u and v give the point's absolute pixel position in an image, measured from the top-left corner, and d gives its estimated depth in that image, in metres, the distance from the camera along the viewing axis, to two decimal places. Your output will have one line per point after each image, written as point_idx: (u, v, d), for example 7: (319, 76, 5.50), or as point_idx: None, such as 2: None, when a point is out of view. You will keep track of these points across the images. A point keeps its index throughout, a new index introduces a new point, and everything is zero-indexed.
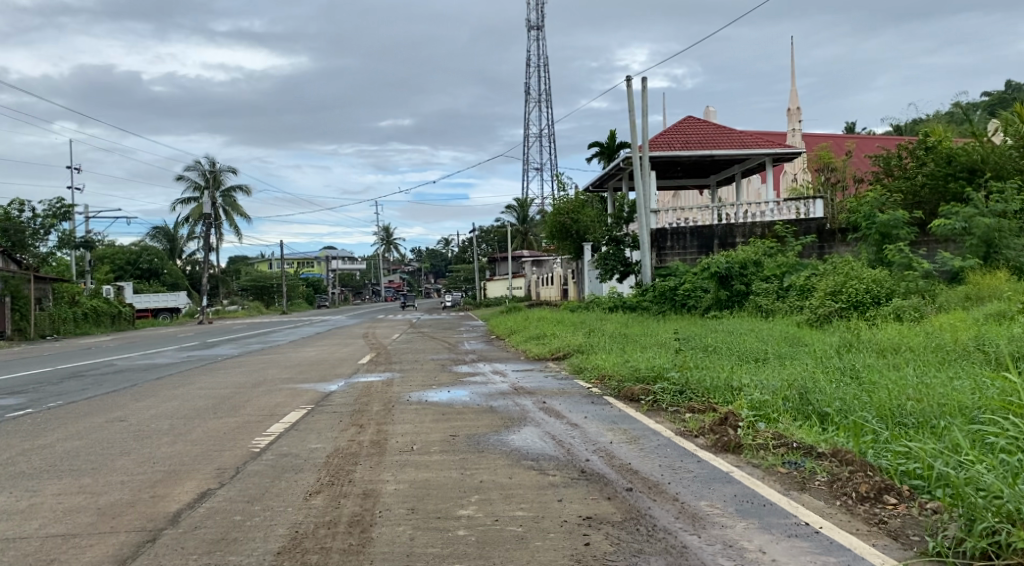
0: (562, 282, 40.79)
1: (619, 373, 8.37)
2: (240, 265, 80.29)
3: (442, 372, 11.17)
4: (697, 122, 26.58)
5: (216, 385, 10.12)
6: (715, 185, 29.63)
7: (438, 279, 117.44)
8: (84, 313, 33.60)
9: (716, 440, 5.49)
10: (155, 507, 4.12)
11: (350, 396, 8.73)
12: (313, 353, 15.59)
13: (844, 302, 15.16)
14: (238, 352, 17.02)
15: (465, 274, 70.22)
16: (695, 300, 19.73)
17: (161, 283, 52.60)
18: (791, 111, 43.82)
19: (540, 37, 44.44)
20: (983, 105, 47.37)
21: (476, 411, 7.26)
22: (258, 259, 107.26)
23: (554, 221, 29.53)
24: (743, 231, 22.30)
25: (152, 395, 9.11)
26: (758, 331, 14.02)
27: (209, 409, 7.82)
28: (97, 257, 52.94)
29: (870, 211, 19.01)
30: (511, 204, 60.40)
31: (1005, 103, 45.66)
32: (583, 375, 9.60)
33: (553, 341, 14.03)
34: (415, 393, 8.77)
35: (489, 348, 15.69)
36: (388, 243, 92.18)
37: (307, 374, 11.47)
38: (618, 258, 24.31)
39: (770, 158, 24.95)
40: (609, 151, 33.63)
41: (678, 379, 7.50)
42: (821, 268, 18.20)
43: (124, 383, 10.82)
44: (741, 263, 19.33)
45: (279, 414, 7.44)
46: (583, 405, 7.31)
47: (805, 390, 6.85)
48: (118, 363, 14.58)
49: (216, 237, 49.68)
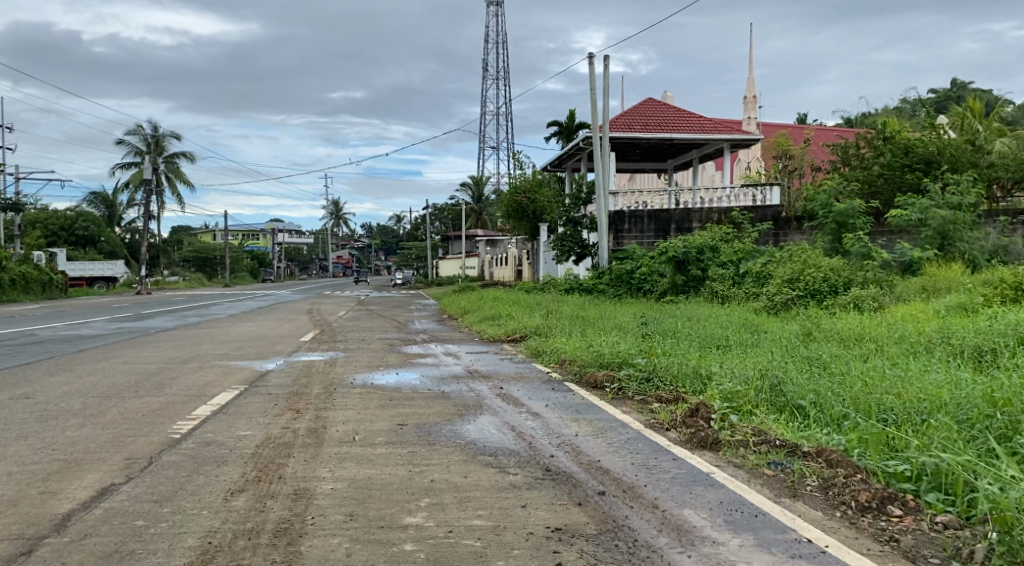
0: (516, 263, 40.32)
1: (581, 358, 7.88)
2: (183, 235, 77.61)
3: (392, 352, 10.53)
4: (657, 105, 26.26)
5: (143, 361, 9.28)
6: (672, 169, 29.42)
7: (390, 256, 115.91)
8: (11, 279, 31.68)
9: (690, 435, 5.03)
10: (39, 508, 3.41)
11: (289, 376, 8.03)
12: (253, 329, 14.70)
13: (802, 290, 15.03)
14: (174, 325, 16.03)
15: (417, 251, 69.10)
16: (651, 284, 19.58)
17: (98, 251, 50.25)
18: (747, 100, 44.10)
19: (499, 14, 43.60)
20: (931, 102, 48.38)
21: (427, 396, 6.67)
22: (202, 229, 103.85)
23: (509, 200, 28.95)
24: (699, 216, 21.96)
25: (68, 370, 8.25)
26: (718, 317, 13.75)
27: (129, 387, 7.04)
28: (28, 221, 50.20)
29: (827, 200, 18.94)
30: (467, 183, 59.59)
31: (948, 100, 47.00)
32: (542, 358, 9.09)
33: (508, 322, 13.52)
34: (359, 375, 8.12)
35: (442, 328, 15.09)
36: (339, 217, 90.35)
37: (245, 351, 10.70)
38: (575, 240, 24.05)
39: (728, 144, 24.80)
40: (568, 131, 33.18)
41: (645, 365, 7.05)
42: (778, 255, 18.04)
43: (40, 355, 9.88)
44: (698, 248, 19.09)
45: (207, 395, 6.71)
46: (542, 392, 6.79)
47: (778, 380, 6.48)
48: (39, 333, 13.47)
49: (158, 205, 47.57)
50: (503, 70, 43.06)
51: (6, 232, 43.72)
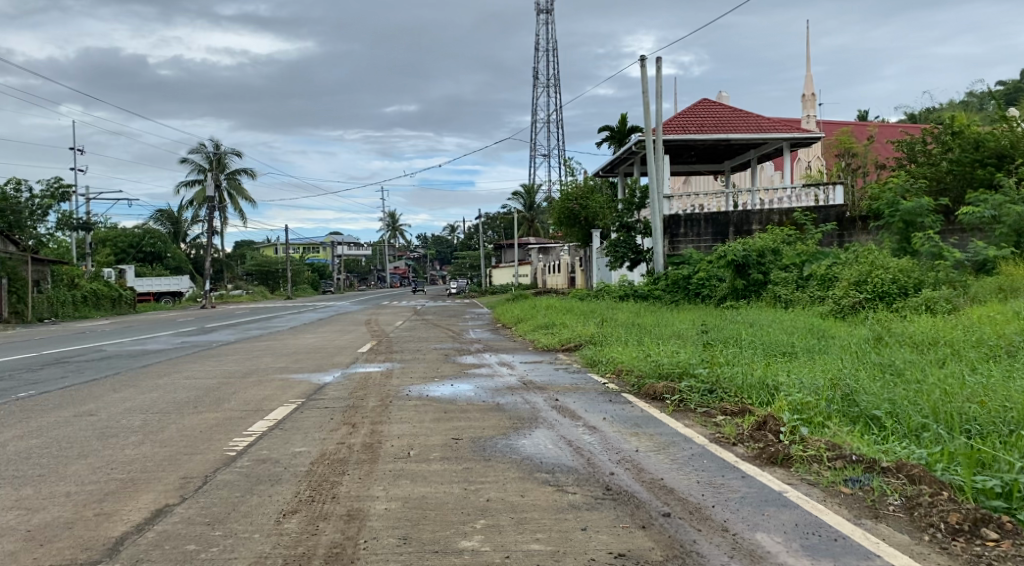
0: (570, 270, 40.04)
1: (639, 368, 7.64)
2: (245, 249, 79.90)
3: (447, 363, 10.46)
4: (712, 105, 25.72)
5: (203, 375, 9.44)
6: (729, 171, 28.77)
7: (444, 266, 116.88)
8: (83, 296, 33.06)
9: (759, 451, 4.75)
10: (95, 531, 3.41)
11: (345, 389, 8.02)
12: (311, 341, 14.87)
13: (870, 293, 14.39)
14: (234, 338, 16.36)
15: (471, 260, 69.42)
16: (709, 289, 19.10)
17: (164, 267, 52.11)
18: (805, 98, 42.93)
19: (548, 21, 43.57)
20: (1002, 93, 46.19)
21: (482, 409, 6.55)
22: (262, 243, 106.72)
23: (562, 207, 28.76)
24: (759, 218, 21.46)
25: (131, 386, 8.43)
26: (781, 323, 13.28)
27: (189, 403, 7.13)
28: (99, 239, 52.43)
29: (893, 198, 18.16)
30: (518, 191, 59.64)
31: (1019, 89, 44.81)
32: (599, 369, 8.87)
33: (563, 331, 13.31)
34: (415, 386, 8.06)
35: (496, 338, 14.99)
36: (393, 228, 91.62)
37: (302, 364, 10.80)
38: (629, 245, 23.55)
39: (787, 143, 24.10)
40: (620, 135, 32.83)
41: (707, 376, 6.76)
42: (843, 257, 17.37)
43: (107, 370, 10.16)
44: (759, 252, 18.58)
45: (264, 410, 6.74)
46: (600, 404, 6.60)
47: (851, 390, 6.10)
48: (107, 348, 13.90)
49: (220, 221, 49.04)
50: (553, 78, 42.98)
51: (79, 251, 45.76)
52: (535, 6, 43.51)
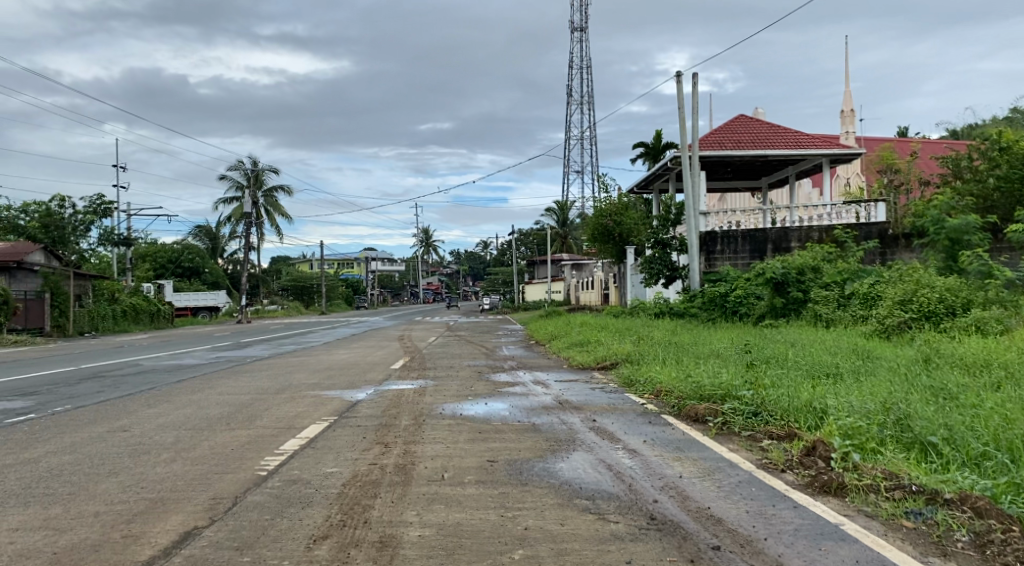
0: (603, 287, 39.71)
1: (679, 389, 7.40)
2: (280, 265, 81.10)
3: (480, 381, 10.31)
4: (750, 121, 25.36)
5: (237, 391, 9.43)
6: (766, 187, 28.31)
7: (477, 282, 117.12)
8: (123, 310, 33.76)
9: (811, 479, 4.49)
10: (122, 554, 3.32)
11: (377, 406, 7.91)
12: (344, 357, 14.85)
13: (915, 312, 13.90)
14: (268, 354, 16.43)
15: (503, 276, 69.40)
16: (747, 307, 18.68)
17: (202, 282, 53.06)
18: (844, 113, 42.17)
19: (582, 39, 43.62)
20: None
21: (517, 429, 6.37)
22: (298, 259, 108.12)
23: (596, 223, 28.54)
24: (798, 236, 21.03)
25: (165, 401, 8.46)
26: (823, 342, 12.88)
27: (221, 420, 7.12)
28: (140, 255, 53.64)
29: (938, 215, 17.58)
30: (552, 207, 59.56)
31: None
32: (637, 389, 8.64)
33: (598, 349, 13.06)
34: (448, 405, 7.92)
35: (530, 355, 14.80)
36: (427, 244, 92.12)
37: (335, 380, 10.74)
38: (664, 262, 23.36)
39: (828, 159, 23.63)
40: (655, 151, 32.59)
41: (751, 399, 6.49)
42: (887, 275, 16.85)
43: (142, 385, 10.25)
44: (798, 269, 18.15)
45: (296, 428, 6.69)
46: (639, 426, 6.36)
47: (904, 414, 5.76)
48: (143, 363, 14.06)
49: (257, 237, 49.77)
50: (587, 95, 42.94)
51: (120, 266, 46.85)
52: (569, 24, 43.63)
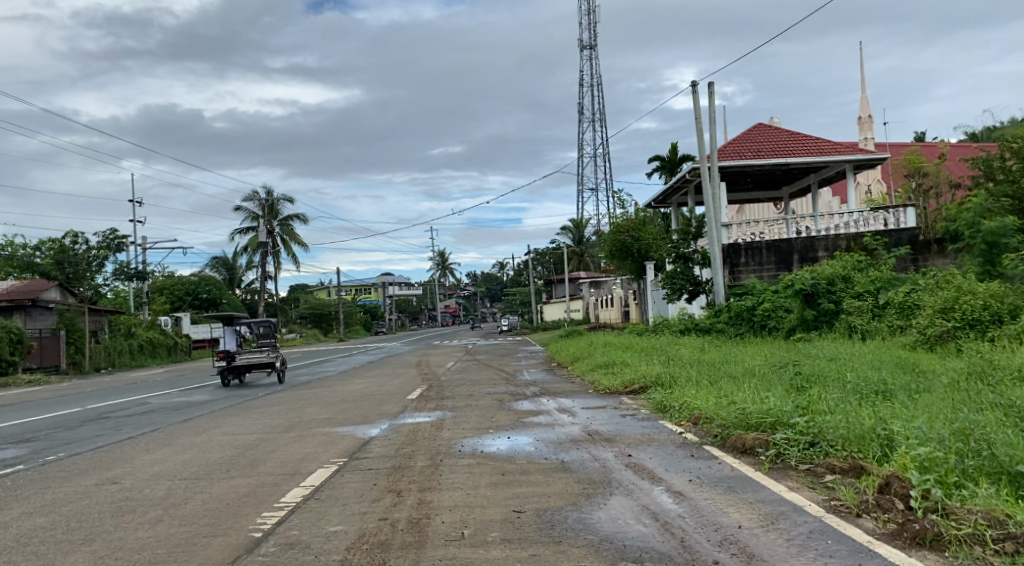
0: (623, 304, 39.07)
1: (722, 417, 6.72)
2: (298, 293, 81.28)
3: (503, 410, 9.67)
4: (769, 130, 24.73)
5: (244, 430, 8.91)
6: (788, 197, 27.66)
7: (494, 303, 116.79)
8: (139, 344, 33.55)
9: (897, 527, 3.78)
10: None
11: (391, 444, 7.29)
12: (360, 387, 14.29)
13: (958, 321, 13.04)
14: (282, 386, 15.92)
15: (521, 297, 68.86)
16: (777, 321, 18.04)
17: (220, 313, 53.06)
18: (862, 119, 41.37)
19: (592, 57, 43.37)
20: None
21: (545, 469, 5.71)
22: (315, 286, 108.22)
23: (614, 240, 27.95)
24: (826, 244, 20.24)
25: (166, 446, 7.94)
26: (863, 356, 12.09)
27: (220, 468, 6.58)
28: (157, 287, 53.78)
29: (973, 218, 16.73)
30: (567, 225, 58.98)
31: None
32: (673, 416, 7.98)
33: (624, 371, 12.36)
34: (468, 440, 7.28)
35: (552, 380, 14.11)
36: (443, 267, 91.87)
37: (348, 414, 10.17)
38: (686, 276, 22.48)
39: (852, 165, 22.91)
40: (671, 165, 32.05)
41: (806, 426, 5.79)
42: (922, 283, 15.99)
43: (147, 427, 9.76)
44: (828, 280, 17.33)
45: (300, 474, 6.10)
46: (680, 462, 5.70)
47: (985, 440, 4.97)
48: (152, 400, 13.61)
49: (274, 266, 49.65)
50: (599, 112, 42.60)
51: (137, 300, 46.88)
52: (579, 42, 43.44)
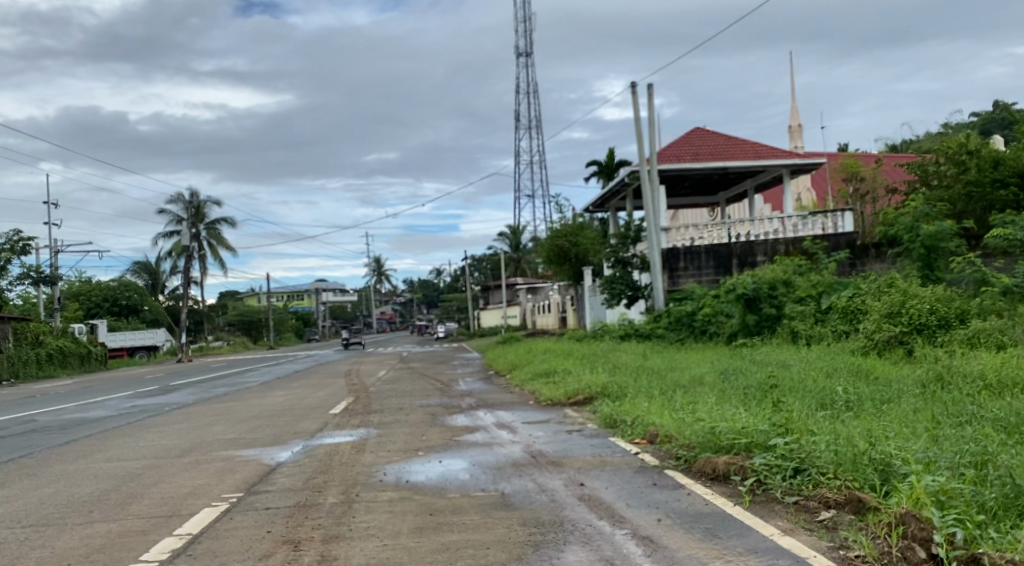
0: (561, 310, 38.59)
1: (688, 435, 5.93)
2: (226, 299, 77.97)
3: (435, 426, 8.60)
4: (706, 133, 24.44)
5: (132, 455, 7.50)
6: (725, 203, 27.51)
7: (430, 310, 115.43)
8: (46, 353, 30.91)
9: None
10: None
11: (299, 474, 6.09)
12: (279, 401, 12.93)
13: (906, 326, 12.67)
14: (194, 400, 14.37)
15: (458, 303, 67.82)
16: (718, 326, 17.56)
17: (139, 320, 49.99)
18: (792, 128, 42.25)
19: (528, 63, 42.91)
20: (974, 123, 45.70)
21: (483, 507, 4.68)
22: (243, 292, 104.34)
23: (551, 245, 27.21)
24: (765, 249, 20.00)
25: (27, 475, 6.46)
26: (814, 363, 11.58)
27: (81, 506, 5.10)
28: (69, 293, 50.22)
29: (911, 223, 16.57)
30: (503, 231, 58.36)
31: (998, 102, 44.42)
32: (624, 432, 7.11)
33: (567, 381, 11.46)
34: (390, 468, 6.18)
35: (489, 390, 13.17)
36: (378, 273, 89.82)
37: (259, 434, 8.87)
38: (626, 282, 21.70)
39: (789, 170, 22.76)
40: (609, 170, 31.63)
41: (789, 451, 5.03)
42: (865, 287, 15.70)
43: (17, 451, 8.15)
44: (770, 284, 16.92)
45: (180, 517, 4.74)
46: (645, 495, 4.84)
47: (999, 465, 4.28)
48: (39, 418, 11.89)
49: (198, 270, 47.08)
50: (535, 118, 42.16)
51: (45, 305, 43.46)
52: (514, 48, 42.88)
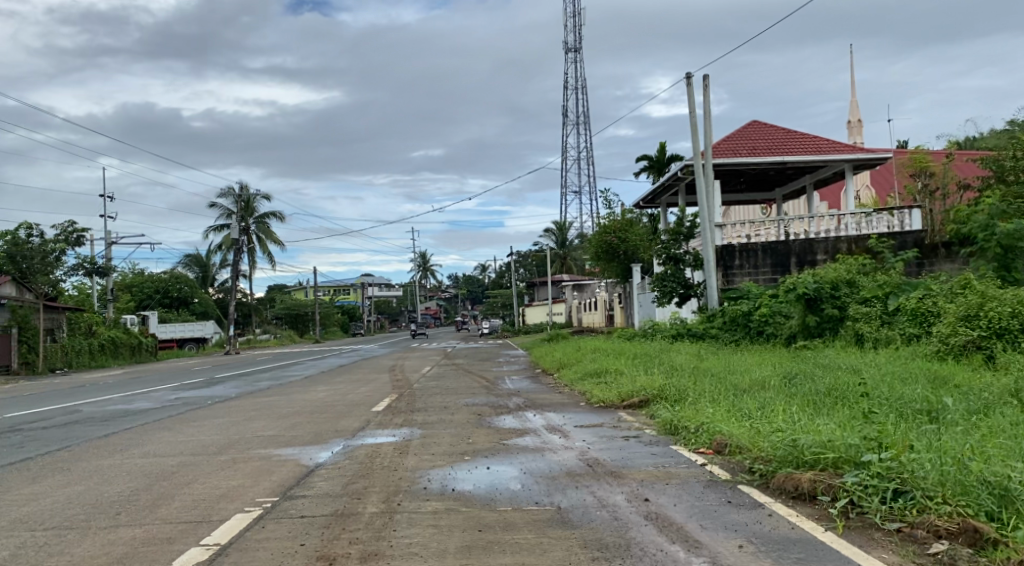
0: (608, 308, 37.83)
1: (764, 448, 5.37)
2: (275, 293, 79.29)
3: (481, 428, 8.15)
4: (764, 127, 23.50)
5: (168, 451, 7.21)
6: (782, 199, 26.43)
7: (475, 307, 115.62)
8: (99, 344, 31.56)
9: None
10: None
11: (338, 479, 5.69)
12: (322, 397, 12.66)
13: (985, 330, 11.70)
14: (239, 393, 14.24)
15: (502, 300, 67.54)
16: (775, 327, 16.73)
17: (189, 312, 50.98)
18: (851, 123, 40.68)
19: (577, 59, 42.27)
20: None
21: (537, 524, 4.20)
22: (292, 285, 105.96)
23: (600, 241, 26.62)
24: (825, 247, 19.00)
25: (61, 471, 6.21)
26: (886, 368, 10.78)
27: (107, 508, 4.78)
28: (125, 285, 51.50)
29: (987, 220, 15.46)
30: (549, 228, 57.74)
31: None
32: (688, 440, 6.55)
33: (620, 382, 10.89)
34: (435, 473, 5.75)
35: (536, 389, 12.69)
36: (424, 269, 90.00)
37: (300, 431, 8.54)
38: (678, 279, 21.02)
39: (851, 165, 21.62)
40: (660, 165, 30.84)
41: (886, 469, 4.45)
42: (937, 288, 14.69)
43: (55, 444, 7.98)
44: (832, 284, 15.99)
45: (209, 524, 4.37)
46: (721, 516, 4.30)
47: None
48: (85, 408, 11.82)
49: (248, 264, 47.70)
50: (583, 114, 41.53)
51: (100, 296, 44.56)
52: (564, 43, 42.29)
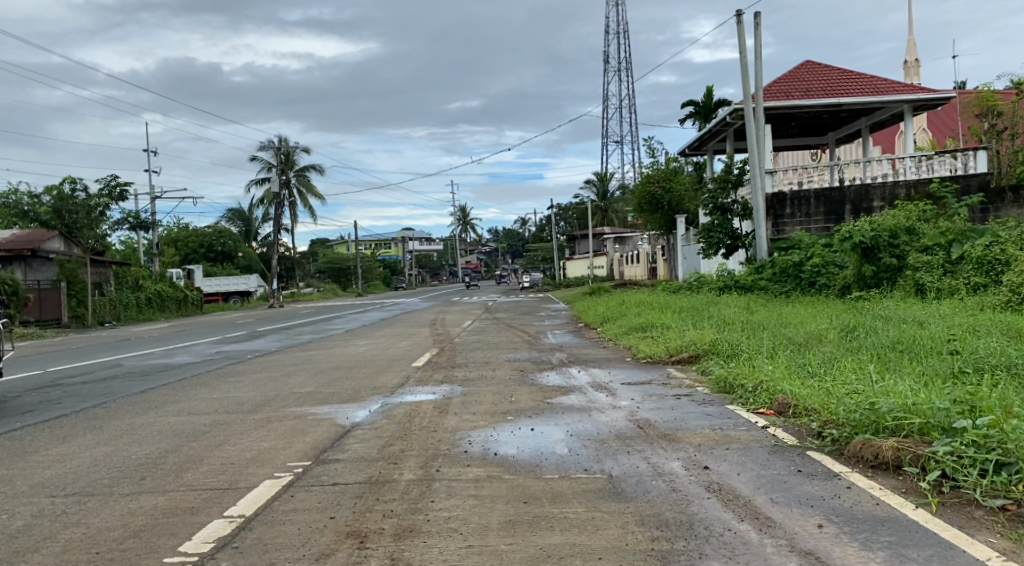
0: (651, 261, 37.01)
1: (836, 411, 4.87)
2: (318, 247, 80.15)
3: (524, 385, 7.77)
4: (817, 67, 22.19)
5: (202, 409, 7.02)
6: (835, 144, 25.14)
7: (516, 260, 115.35)
8: (147, 297, 32.13)
9: None
10: None
11: (373, 441, 5.38)
12: (361, 352, 12.48)
13: None
14: (280, 347, 14.17)
15: (542, 254, 67.08)
16: (828, 279, 15.96)
17: (234, 266, 51.74)
18: (909, 63, 38.53)
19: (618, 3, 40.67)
20: None
21: (588, 496, 3.80)
22: (335, 239, 106.92)
23: (642, 191, 25.81)
24: (882, 193, 17.98)
25: (93, 430, 6.04)
26: (950, 320, 10.06)
27: (132, 472, 4.55)
28: (171, 240, 52.38)
29: None
30: (590, 179, 56.60)
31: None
32: (746, 400, 6.09)
33: (667, 337, 10.40)
34: (476, 435, 5.39)
35: (579, 343, 12.28)
36: (463, 223, 89.70)
37: (338, 388, 8.30)
38: (724, 229, 20.23)
39: (911, 106, 20.32)
40: (706, 111, 29.59)
41: (983, 436, 3.93)
42: (1006, 234, 13.73)
43: (92, 399, 7.89)
44: (891, 231, 15.08)
45: (235, 492, 4.10)
46: (793, 488, 3.85)
47: None
48: (127, 362, 11.85)
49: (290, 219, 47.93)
50: (625, 61, 40.19)
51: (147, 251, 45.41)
52: None
